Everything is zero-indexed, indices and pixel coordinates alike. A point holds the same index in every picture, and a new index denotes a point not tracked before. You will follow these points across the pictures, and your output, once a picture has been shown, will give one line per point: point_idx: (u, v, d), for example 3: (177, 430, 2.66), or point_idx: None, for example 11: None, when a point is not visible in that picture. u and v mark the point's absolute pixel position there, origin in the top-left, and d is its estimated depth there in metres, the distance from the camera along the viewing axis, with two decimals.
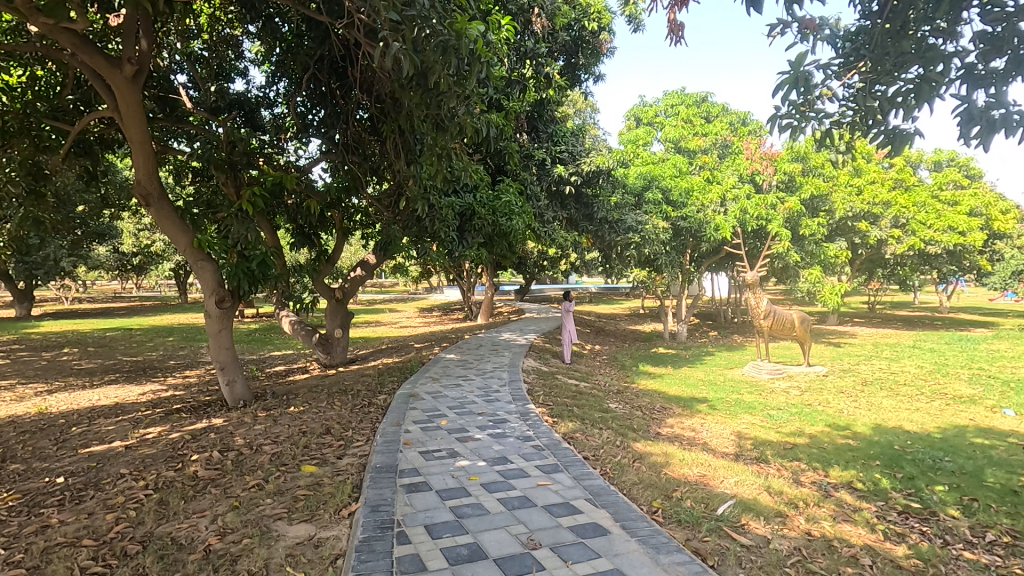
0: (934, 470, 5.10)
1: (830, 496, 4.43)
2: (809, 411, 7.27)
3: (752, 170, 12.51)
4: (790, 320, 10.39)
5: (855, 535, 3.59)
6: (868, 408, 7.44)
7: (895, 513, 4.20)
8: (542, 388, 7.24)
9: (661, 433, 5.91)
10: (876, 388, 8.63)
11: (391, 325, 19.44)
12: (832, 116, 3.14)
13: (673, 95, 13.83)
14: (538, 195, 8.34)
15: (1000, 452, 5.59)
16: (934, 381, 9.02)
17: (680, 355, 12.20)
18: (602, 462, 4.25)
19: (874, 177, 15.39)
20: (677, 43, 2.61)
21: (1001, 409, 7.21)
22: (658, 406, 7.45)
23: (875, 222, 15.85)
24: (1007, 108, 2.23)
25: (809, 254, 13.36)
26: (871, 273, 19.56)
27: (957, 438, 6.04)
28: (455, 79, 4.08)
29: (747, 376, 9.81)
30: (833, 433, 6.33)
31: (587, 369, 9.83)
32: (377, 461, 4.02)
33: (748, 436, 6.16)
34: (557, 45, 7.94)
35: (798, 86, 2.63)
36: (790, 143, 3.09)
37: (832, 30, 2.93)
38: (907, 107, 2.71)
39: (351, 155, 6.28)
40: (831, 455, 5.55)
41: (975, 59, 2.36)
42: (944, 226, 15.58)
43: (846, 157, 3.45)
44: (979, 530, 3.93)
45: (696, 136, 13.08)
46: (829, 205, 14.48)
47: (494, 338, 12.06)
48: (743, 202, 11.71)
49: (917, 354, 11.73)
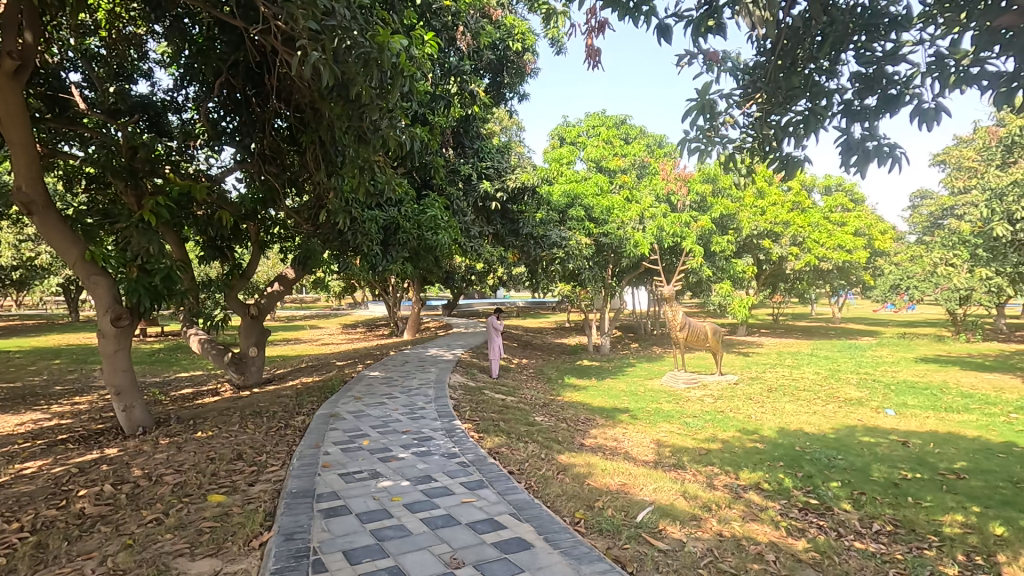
0: (830, 468, 5.55)
1: (740, 498, 4.71)
2: (721, 418, 7.71)
3: (668, 191, 13.18)
4: (703, 332, 10.98)
5: (761, 533, 3.83)
6: (773, 413, 8.00)
7: (797, 510, 4.52)
8: (468, 403, 7.19)
9: (584, 445, 6.04)
10: (779, 394, 9.28)
11: (311, 342, 18.58)
12: (734, 142, 3.48)
13: (594, 116, 14.34)
14: (464, 210, 8.35)
15: (883, 449, 6.19)
16: (828, 386, 9.84)
17: (603, 367, 12.55)
18: (526, 476, 4.27)
19: (775, 199, 16.73)
20: (595, 67, 2.94)
21: (884, 410, 7.97)
22: (581, 418, 7.61)
23: (776, 239, 17.09)
24: (878, 140, 2.78)
25: (720, 269, 14.31)
26: (774, 288, 21.11)
27: (848, 438, 6.63)
28: (377, 92, 4.02)
29: (666, 386, 10.23)
30: (743, 438, 6.73)
31: (514, 384, 9.87)
32: (293, 486, 3.81)
33: (666, 444, 6.44)
34: (483, 63, 8.06)
35: (705, 112, 2.96)
36: (699, 165, 3.41)
37: (733, 63, 3.31)
38: (797, 135, 3.19)
39: (268, 165, 6.11)
40: (741, 458, 5.91)
41: (853, 96, 2.95)
42: (834, 244, 17.26)
43: (746, 180, 3.80)
44: (867, 522, 4.32)
45: (616, 156, 13.64)
46: (736, 223, 15.52)
47: (420, 355, 11.84)
48: (659, 220, 12.33)
49: (814, 362, 12.76)
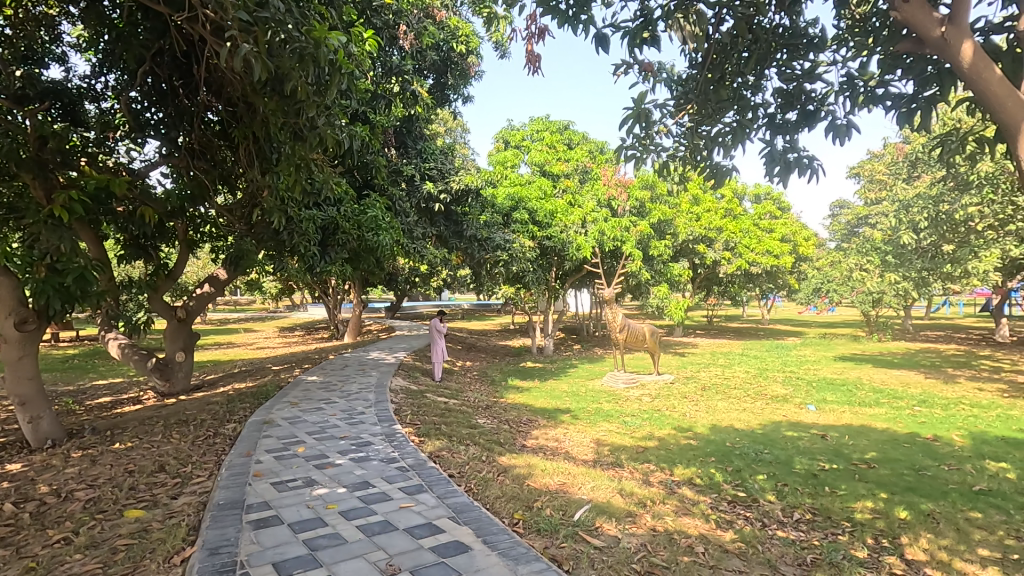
0: (757, 461, 5.85)
1: (674, 493, 4.89)
2: (658, 416, 7.98)
3: (609, 196, 13.51)
4: (642, 334, 11.33)
5: (692, 527, 3.99)
6: (706, 410, 8.36)
7: (725, 503, 4.74)
8: (409, 407, 7.09)
9: (526, 446, 6.09)
10: (712, 392, 9.71)
11: (245, 346, 17.77)
12: (668, 150, 3.63)
13: (538, 121, 14.54)
14: (406, 212, 8.24)
15: (804, 442, 6.60)
16: (756, 384, 10.38)
17: (546, 369, 12.70)
18: (467, 479, 4.26)
19: (709, 206, 17.50)
20: (535, 73, 2.99)
21: (806, 406, 8.49)
22: (524, 419, 7.67)
23: (710, 245, 17.88)
24: (798, 152, 3.01)
25: (658, 273, 14.81)
26: (708, 291, 22.07)
27: (774, 433, 7.02)
28: (314, 88, 3.91)
29: (606, 386, 10.47)
30: (678, 435, 6.99)
31: (457, 386, 9.81)
32: (220, 498, 3.62)
33: (606, 443, 6.59)
34: (426, 63, 7.99)
35: (640, 120, 3.07)
36: (635, 171, 3.53)
37: (668, 74, 3.45)
38: (725, 145, 3.35)
39: (197, 161, 5.80)
40: (675, 455, 6.13)
41: (776, 110, 3.15)
42: (763, 250, 18.26)
43: (679, 187, 3.97)
44: (789, 511, 4.58)
45: (559, 161, 13.87)
46: (673, 229, 16.13)
47: (361, 358, 11.57)
48: (601, 225, 12.61)
49: (744, 361, 13.43)
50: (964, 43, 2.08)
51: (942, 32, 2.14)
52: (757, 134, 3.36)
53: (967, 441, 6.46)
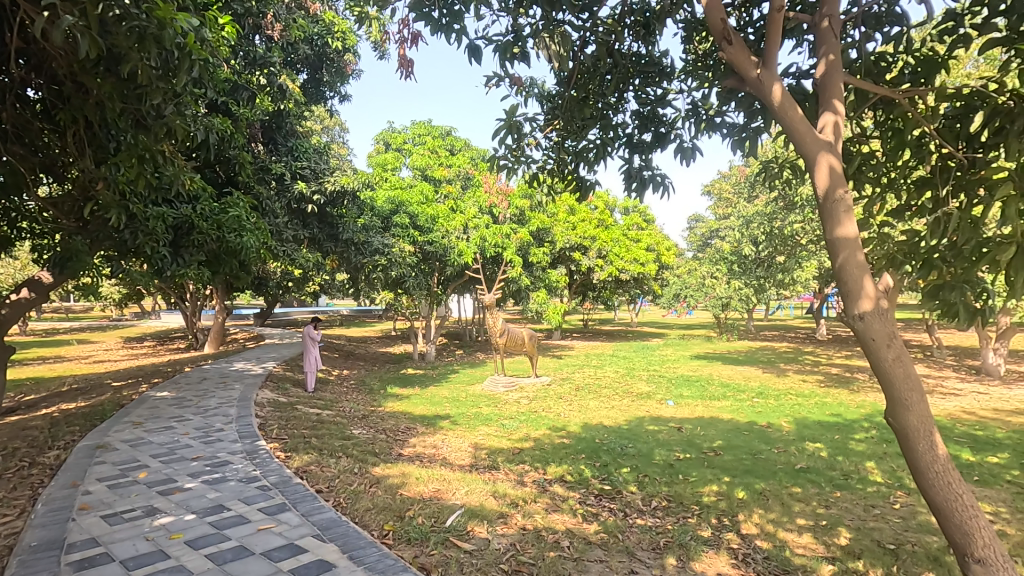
0: (621, 455, 6.29)
1: (546, 491, 5.09)
2: (534, 418, 8.25)
3: (490, 203, 13.72)
4: (521, 338, 11.66)
5: (560, 522, 4.18)
6: (579, 410, 8.81)
7: (592, 496, 5.02)
8: (276, 420, 6.63)
9: (402, 454, 5.98)
10: (585, 392, 10.25)
11: (80, 359, 15.49)
12: (538, 163, 3.80)
13: (420, 125, 14.44)
14: (275, 212, 7.72)
15: (662, 435, 7.21)
16: (624, 383, 11.14)
17: (427, 375, 12.58)
18: (335, 493, 4.08)
19: (583, 216, 18.53)
20: (409, 78, 2.96)
21: (666, 401, 9.29)
22: (401, 427, 7.52)
23: (585, 252, 18.91)
24: (651, 170, 3.31)
25: (536, 279, 15.35)
26: (583, 296, 23.31)
27: (637, 428, 7.59)
28: (161, 73, 3.52)
29: (486, 390, 10.62)
30: (552, 435, 7.29)
31: (332, 396, 9.37)
32: (32, 539, 3.11)
33: (483, 446, 6.69)
34: (297, 57, 7.59)
35: (512, 133, 3.17)
36: (507, 180, 3.63)
37: (538, 90, 3.61)
38: (589, 161, 3.58)
39: (11, 144, 4.95)
40: (549, 454, 6.39)
41: (633, 131, 3.42)
42: (631, 258, 19.71)
43: (548, 197, 4.16)
44: (647, 500, 4.97)
45: (441, 166, 13.85)
46: (551, 237, 16.84)
47: (222, 370, 10.61)
48: (482, 231, 12.74)
49: (615, 361, 14.36)
50: (775, 84, 2.33)
51: (757, 73, 2.39)
52: (617, 152, 3.62)
53: (792, 426, 7.48)
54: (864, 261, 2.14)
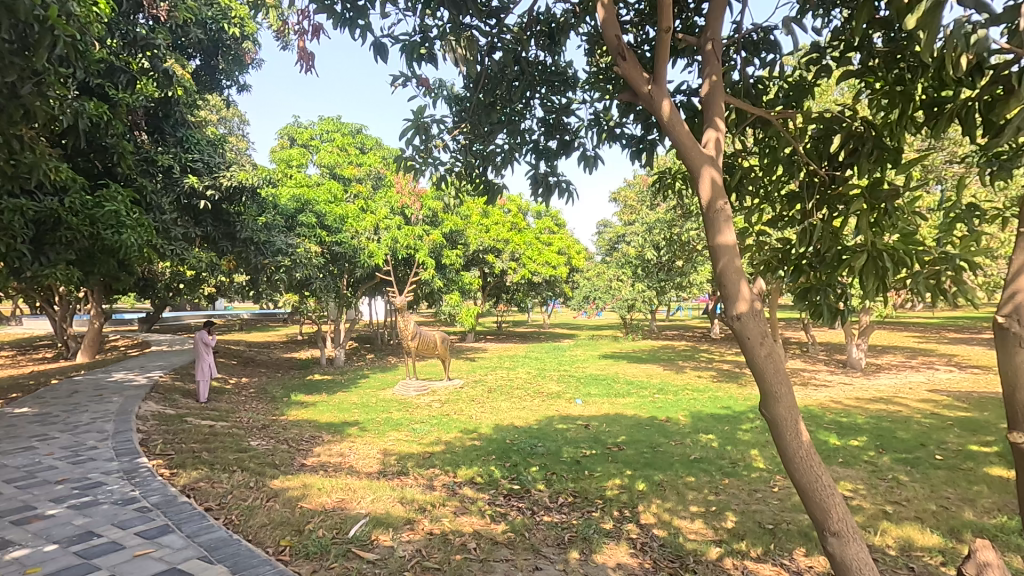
0: (531, 455, 6.41)
1: (455, 494, 5.08)
2: (446, 421, 8.20)
3: (403, 204, 13.62)
4: (433, 341, 11.54)
5: (468, 524, 4.19)
6: (490, 411, 8.87)
7: (502, 497, 5.08)
8: (162, 435, 6.08)
9: (305, 465, 5.71)
10: (497, 394, 10.33)
11: None
12: (445, 165, 3.78)
13: (328, 120, 13.78)
14: (162, 207, 7.10)
15: (570, 433, 7.44)
16: (536, 383, 11.36)
17: (334, 381, 12.09)
18: (227, 510, 3.81)
19: (497, 219, 18.74)
20: (310, 72, 2.84)
21: (574, 400, 9.59)
22: (305, 436, 7.17)
23: (498, 255, 19.09)
24: (556, 176, 3.40)
25: (450, 281, 15.26)
26: (497, 298, 23.51)
27: (547, 427, 7.77)
28: (15, 47, 3.11)
29: (397, 394, 10.40)
30: (463, 437, 7.28)
31: (228, 406, 8.74)
32: None
33: (393, 452, 6.55)
34: (188, 40, 7.05)
35: (419, 133, 3.14)
36: (414, 181, 3.58)
37: (447, 92, 3.60)
38: (496, 165, 3.62)
39: None
40: (460, 457, 6.37)
41: (540, 138, 3.50)
42: (543, 261, 20.19)
43: (457, 200, 4.16)
44: (554, 497, 5.11)
45: (350, 164, 13.41)
46: (465, 239, 16.85)
47: (98, 381, 9.56)
48: (394, 232, 12.55)
49: (527, 362, 14.63)
50: (665, 100, 2.47)
51: (649, 89, 2.51)
52: (524, 157, 3.69)
53: (688, 419, 8.00)
54: (741, 266, 2.30)
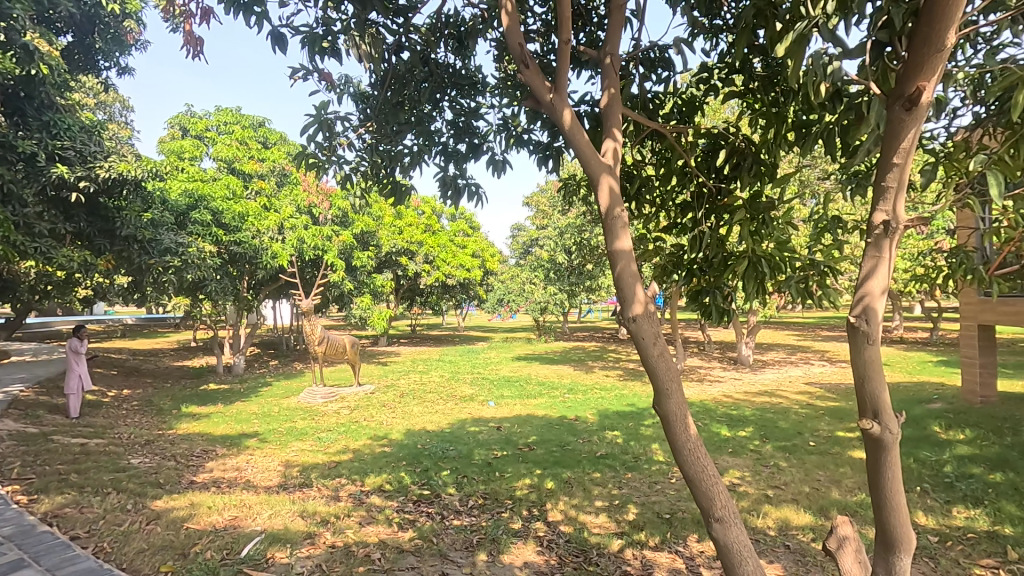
0: (442, 459, 6.36)
1: (361, 504, 4.91)
2: (354, 428, 7.92)
3: (309, 203, 13.16)
4: (342, 345, 11.12)
5: (374, 534, 4.08)
6: (402, 416, 8.69)
7: (411, 503, 4.98)
8: (20, 457, 5.37)
9: (195, 482, 5.28)
10: (409, 398, 10.15)
11: None
12: (350, 165, 3.65)
13: (226, 112, 12.88)
14: (23, 198, 6.30)
15: (482, 435, 7.46)
16: (449, 386, 11.29)
17: (232, 390, 11.29)
18: (98, 538, 3.46)
19: (410, 221, 18.46)
20: (197, 59, 2.63)
21: (487, 402, 9.64)
22: (196, 451, 6.63)
23: (411, 257, 18.78)
24: (465, 180, 3.40)
25: (360, 283, 14.76)
26: (411, 301, 23.13)
27: (459, 430, 7.75)
28: None
29: (302, 402, 9.91)
30: (372, 444, 7.07)
31: (106, 422, 7.90)
32: None
33: (295, 463, 6.22)
34: (57, 14, 6.35)
35: (323, 130, 3.00)
36: (316, 180, 3.42)
37: (351, 89, 3.47)
38: (404, 166, 3.55)
39: None
40: (368, 464, 6.18)
41: (449, 141, 3.48)
42: (457, 264, 20.16)
43: (362, 201, 4.03)
44: (464, 500, 5.09)
45: (251, 159, 12.62)
46: (377, 240, 16.42)
47: None
48: (300, 232, 12.00)
49: (440, 366, 14.50)
50: (566, 109, 2.54)
51: (551, 97, 2.58)
52: (433, 160, 3.65)
53: (596, 417, 8.31)
54: (637, 270, 2.41)
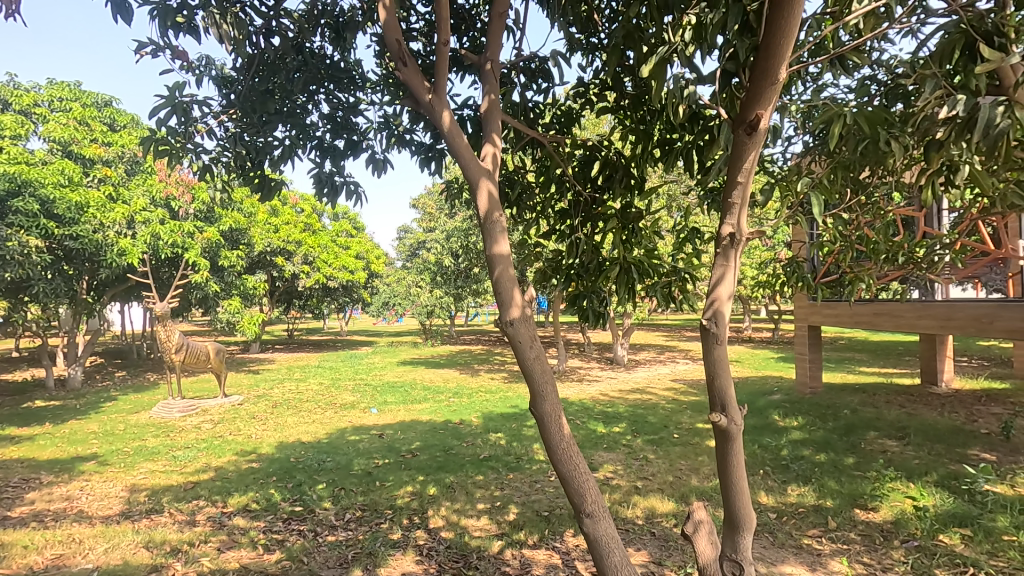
0: (318, 471, 6.00)
1: (223, 527, 4.48)
2: (218, 444, 7.22)
3: (167, 195, 11.82)
4: (204, 353, 10.11)
5: (234, 560, 3.80)
6: (274, 428, 8.09)
7: (280, 522, 4.63)
8: None
9: (9, 519, 4.50)
10: (283, 408, 9.49)
11: None
12: (210, 154, 3.30)
13: (60, 86, 11.28)
14: None
15: (363, 444, 7.17)
16: (328, 394, 10.72)
17: (66, 406, 9.79)
18: None
19: (287, 219, 17.36)
20: (12, 19, 2.21)
21: (369, 409, 9.29)
22: (12, 480, 5.63)
23: (289, 257, 17.61)
24: (342, 177, 3.23)
25: (228, 285, 13.50)
26: (288, 304, 21.70)
27: (338, 439, 7.37)
28: None
29: (155, 418, 8.84)
30: (239, 460, 6.49)
31: None
32: None
33: (143, 487, 5.53)
34: None
35: (177, 114, 2.68)
36: (168, 169, 3.05)
37: (212, 71, 3.14)
38: (274, 160, 3.29)
39: None
40: (232, 483, 5.65)
41: (325, 136, 3.29)
42: (339, 265, 19.28)
43: (224, 195, 3.67)
44: (341, 513, 4.84)
45: (93, 143, 11.10)
46: (248, 239, 15.16)
47: None
48: (155, 227, 10.75)
49: (319, 373, 13.72)
50: (444, 111, 2.51)
51: (429, 98, 2.53)
52: (307, 154, 3.42)
53: (480, 420, 8.35)
54: (514, 274, 2.44)
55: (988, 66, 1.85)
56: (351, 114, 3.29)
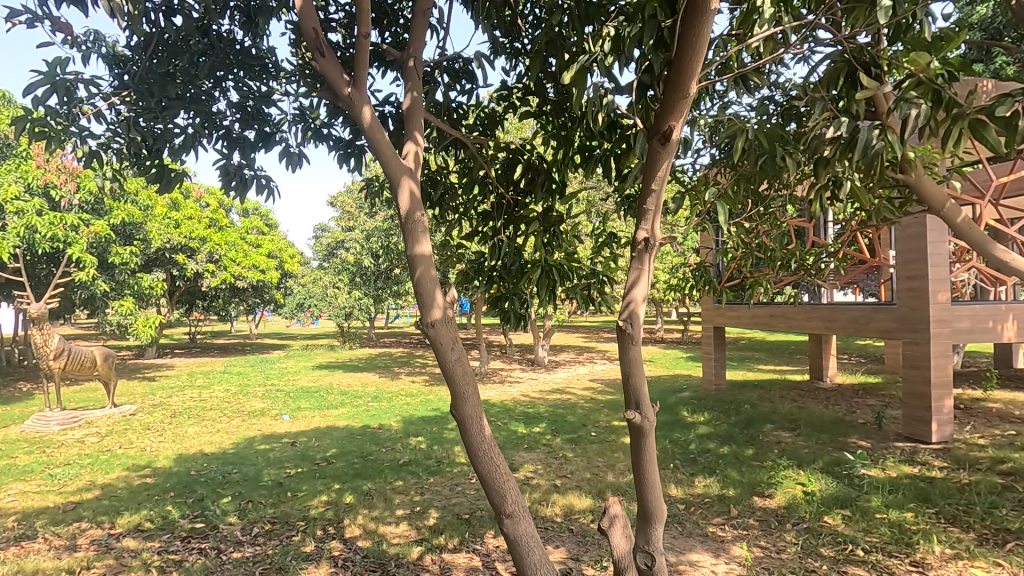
0: (222, 484, 5.60)
1: (110, 550, 4.07)
2: (104, 459, 6.55)
3: (45, 182, 10.44)
4: (89, 359, 9.11)
5: None
6: (171, 440, 7.46)
7: (178, 541, 4.27)
8: None
9: None
10: (182, 418, 8.78)
11: None
12: (98, 140, 2.99)
13: None
14: None
15: (274, 453, 6.78)
16: (235, 402, 10.06)
17: None
18: None
19: (189, 213, 16.19)
20: None
21: (281, 416, 8.81)
22: None
23: (191, 255, 16.35)
24: (250, 170, 3.03)
25: (119, 284, 12.33)
26: (190, 305, 20.13)
27: (246, 449, 6.92)
28: None
29: (28, 433, 7.87)
30: (129, 475, 5.93)
31: None
32: None
33: (12, 511, 4.90)
34: None
35: (59, 93, 2.40)
36: (47, 154, 2.72)
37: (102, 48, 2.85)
38: (175, 149, 3.03)
39: None
40: (122, 501, 5.15)
41: (233, 125, 3.07)
42: (248, 264, 18.17)
43: (116, 185, 3.34)
44: (248, 528, 4.54)
45: None
46: (144, 233, 13.88)
47: None
48: (29, 218, 9.57)
49: (225, 379, 12.84)
50: (364, 105, 2.43)
51: (348, 92, 2.45)
52: (212, 144, 3.18)
53: (399, 425, 8.17)
54: (436, 276, 2.41)
55: (867, 93, 2.07)
56: (263, 104, 3.10)
